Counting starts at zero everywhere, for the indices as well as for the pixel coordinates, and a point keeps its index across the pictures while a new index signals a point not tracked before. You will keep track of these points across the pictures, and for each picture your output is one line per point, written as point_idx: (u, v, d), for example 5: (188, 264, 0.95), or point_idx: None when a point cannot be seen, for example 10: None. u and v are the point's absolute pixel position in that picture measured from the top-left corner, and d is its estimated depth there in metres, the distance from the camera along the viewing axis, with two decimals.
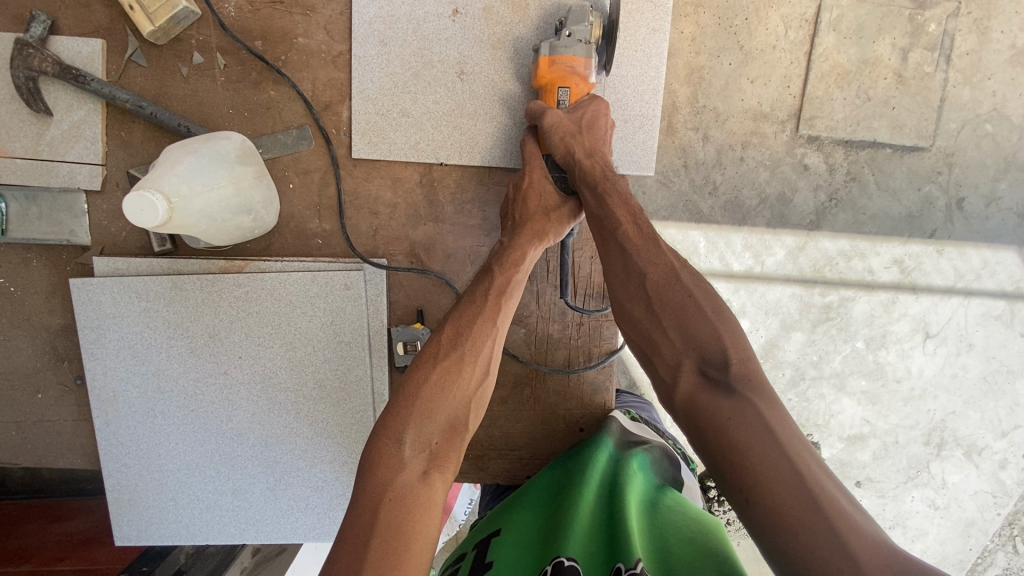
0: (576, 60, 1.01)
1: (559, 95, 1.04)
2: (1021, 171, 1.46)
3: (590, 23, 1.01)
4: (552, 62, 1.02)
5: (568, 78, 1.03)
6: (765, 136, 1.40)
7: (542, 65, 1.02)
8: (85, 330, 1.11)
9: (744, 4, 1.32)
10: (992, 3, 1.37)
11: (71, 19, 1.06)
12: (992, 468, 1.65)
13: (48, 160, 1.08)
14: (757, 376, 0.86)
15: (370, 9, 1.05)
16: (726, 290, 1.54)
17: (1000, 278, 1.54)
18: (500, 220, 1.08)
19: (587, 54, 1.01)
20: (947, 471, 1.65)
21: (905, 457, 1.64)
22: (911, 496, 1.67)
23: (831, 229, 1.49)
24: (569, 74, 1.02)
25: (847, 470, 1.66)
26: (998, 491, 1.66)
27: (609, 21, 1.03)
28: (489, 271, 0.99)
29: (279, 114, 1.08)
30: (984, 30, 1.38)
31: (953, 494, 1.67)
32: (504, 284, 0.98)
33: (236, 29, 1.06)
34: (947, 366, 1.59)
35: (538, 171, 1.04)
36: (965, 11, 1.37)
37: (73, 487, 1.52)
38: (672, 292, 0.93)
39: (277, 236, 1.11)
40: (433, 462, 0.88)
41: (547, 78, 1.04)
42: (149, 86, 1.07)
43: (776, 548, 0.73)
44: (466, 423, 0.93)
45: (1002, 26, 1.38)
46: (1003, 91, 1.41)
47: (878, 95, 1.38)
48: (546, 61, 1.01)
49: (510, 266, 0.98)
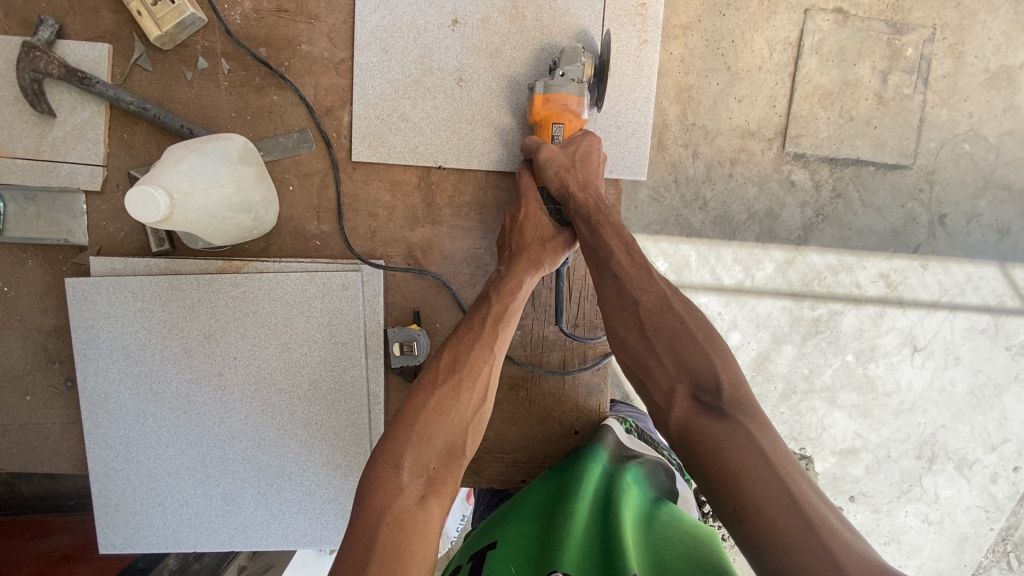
0: (568, 98, 1.04)
1: (553, 131, 1.06)
2: (999, 189, 1.52)
3: (581, 62, 1.05)
4: (545, 100, 1.05)
5: (561, 115, 1.05)
6: (753, 152, 1.45)
7: (536, 102, 1.05)
8: (78, 330, 1.10)
9: (730, 28, 1.38)
10: (966, 29, 1.43)
11: (79, 24, 1.08)
12: (983, 483, 1.66)
13: (49, 161, 1.09)
14: (749, 401, 0.87)
15: (372, 18, 1.09)
16: (717, 303, 1.55)
17: (983, 293, 1.58)
18: (498, 248, 1.09)
19: (580, 92, 1.05)
20: (939, 486, 1.66)
21: (898, 471, 1.65)
22: (905, 511, 1.68)
23: (819, 243, 1.53)
24: (563, 111, 1.05)
25: (841, 485, 1.66)
26: (990, 506, 1.67)
27: (601, 60, 1.07)
28: (487, 298, 1.01)
29: (281, 118, 1.10)
30: (959, 54, 1.44)
31: (946, 509, 1.67)
32: (502, 311, 1.00)
33: (241, 36, 1.09)
34: (936, 380, 1.61)
35: (534, 203, 1.07)
36: (940, 36, 1.43)
37: (53, 502, 1.49)
38: (664, 318, 0.94)
39: (276, 237, 1.12)
40: (431, 487, 0.89)
41: (542, 114, 1.06)
42: (153, 90, 1.09)
43: (770, 567, 0.73)
44: (464, 448, 0.95)
45: (976, 51, 1.44)
46: (979, 113, 1.47)
47: (861, 114, 1.44)
48: (540, 98, 1.05)
49: (507, 295, 1.00)
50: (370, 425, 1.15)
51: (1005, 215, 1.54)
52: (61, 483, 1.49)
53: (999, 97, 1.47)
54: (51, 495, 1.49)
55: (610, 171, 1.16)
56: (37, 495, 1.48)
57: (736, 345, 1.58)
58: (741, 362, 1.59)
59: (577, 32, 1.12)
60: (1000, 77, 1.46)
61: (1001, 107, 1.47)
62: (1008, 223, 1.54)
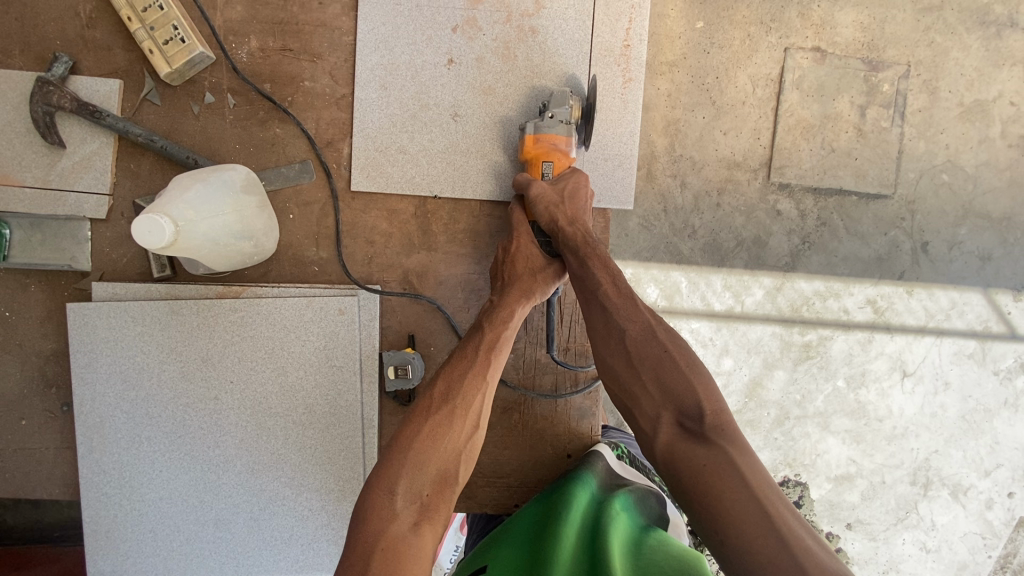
0: (557, 138, 1.10)
1: (543, 168, 1.11)
2: (978, 218, 1.58)
3: (569, 105, 1.10)
4: (535, 140, 1.10)
5: (550, 154, 1.10)
6: (739, 183, 1.51)
7: (527, 142, 1.10)
8: (77, 355, 1.12)
9: (715, 65, 1.45)
10: (938, 66, 1.51)
11: (92, 61, 1.14)
12: (979, 508, 1.67)
13: (56, 190, 1.13)
14: (731, 426, 0.91)
15: (373, 57, 1.15)
16: (709, 329, 1.58)
17: (968, 318, 1.62)
18: (490, 279, 1.13)
19: (568, 133, 1.10)
20: (935, 512, 1.66)
21: (894, 497, 1.66)
22: (903, 538, 1.67)
23: (806, 270, 1.57)
24: (552, 150, 1.10)
25: (838, 512, 1.66)
26: (986, 532, 1.67)
27: (588, 102, 1.13)
28: (479, 328, 1.04)
29: (284, 150, 1.15)
30: (933, 90, 1.51)
31: (943, 537, 1.67)
32: (494, 340, 1.03)
33: (247, 72, 1.14)
34: (926, 405, 1.64)
35: (525, 235, 1.10)
36: (915, 73, 1.50)
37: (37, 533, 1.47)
38: (648, 347, 0.98)
39: (275, 263, 1.15)
40: (424, 514, 0.91)
41: (532, 153, 1.12)
42: (160, 123, 1.14)
43: None
44: (456, 475, 0.96)
45: (949, 86, 1.52)
46: (955, 145, 1.54)
47: (841, 147, 1.51)
48: (531, 138, 1.10)
49: (499, 324, 1.03)
50: (364, 448, 1.16)
51: (985, 242, 1.59)
52: (46, 512, 1.47)
53: (974, 130, 1.54)
54: (36, 524, 1.47)
55: (599, 200, 1.21)
56: (21, 525, 1.47)
57: (728, 371, 1.60)
58: (734, 387, 1.61)
59: (565, 77, 1.18)
60: (973, 111, 1.53)
61: (976, 140, 1.54)
62: (988, 250, 1.60)
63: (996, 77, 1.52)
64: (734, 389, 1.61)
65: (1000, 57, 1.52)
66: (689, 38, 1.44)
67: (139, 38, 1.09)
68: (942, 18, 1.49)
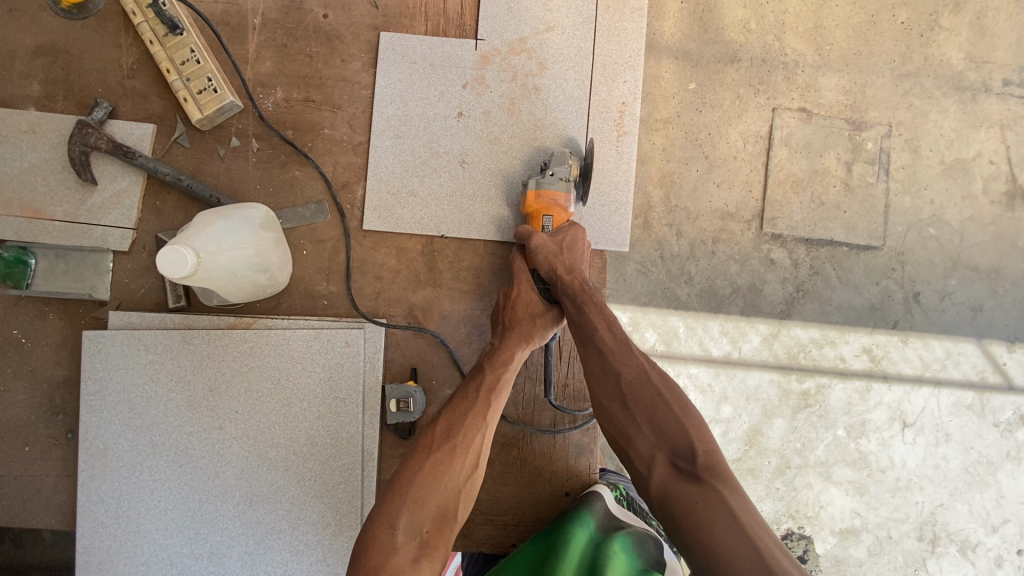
0: (557, 194, 1.17)
1: (543, 221, 1.18)
2: (966, 270, 1.61)
3: (569, 164, 1.18)
4: (537, 195, 1.17)
5: (550, 209, 1.17)
6: (733, 233, 1.57)
7: (528, 197, 1.17)
8: (88, 381, 1.15)
9: (706, 123, 1.53)
10: (918, 127, 1.58)
11: (129, 107, 1.23)
12: (989, 566, 1.63)
13: (83, 223, 1.19)
14: (721, 466, 0.93)
15: (389, 109, 1.25)
16: (707, 374, 1.60)
17: (965, 368, 1.63)
18: (492, 323, 1.17)
19: (567, 190, 1.17)
20: (944, 570, 1.62)
21: (901, 553, 1.62)
22: None
23: (801, 318, 1.60)
24: (552, 206, 1.17)
25: (845, 568, 1.62)
26: None
27: (586, 162, 1.21)
28: (481, 369, 1.07)
29: (301, 191, 1.23)
30: (915, 149, 1.58)
31: None
32: (494, 381, 1.05)
33: (272, 120, 1.24)
34: (928, 456, 1.62)
35: (525, 282, 1.15)
36: (897, 133, 1.57)
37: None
38: (643, 390, 1.01)
39: (286, 296, 1.20)
40: (423, 550, 0.92)
41: (533, 208, 1.18)
42: (188, 164, 1.22)
43: None
44: (456, 514, 0.97)
45: (930, 146, 1.58)
46: (939, 201, 1.59)
47: (830, 200, 1.56)
48: (532, 194, 1.17)
49: (499, 365, 1.06)
50: (363, 482, 1.16)
51: (976, 294, 1.62)
52: (27, 554, 1.49)
53: (956, 186, 1.59)
54: (15, 564, 1.48)
55: (595, 243, 1.27)
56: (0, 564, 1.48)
57: (728, 418, 1.60)
58: (734, 435, 1.60)
59: (565, 138, 1.27)
60: (954, 169, 1.59)
61: (958, 196, 1.59)
62: (979, 301, 1.62)
63: (974, 137, 1.58)
64: (733, 437, 1.60)
65: (977, 119, 1.58)
66: (682, 98, 1.54)
67: (175, 88, 1.19)
68: (919, 83, 1.57)
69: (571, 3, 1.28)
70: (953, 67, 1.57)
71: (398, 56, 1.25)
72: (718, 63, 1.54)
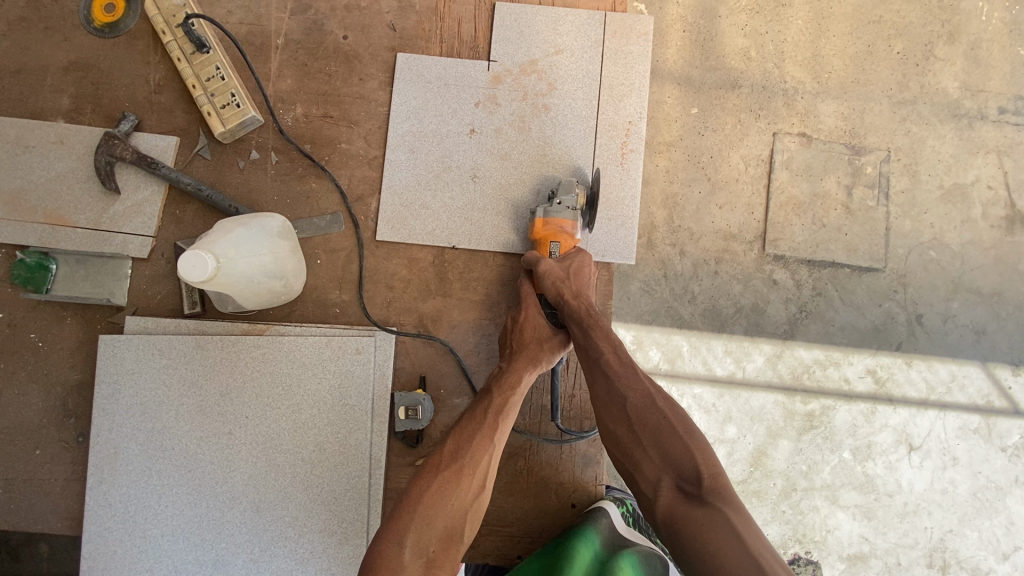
0: (565, 222, 1.20)
1: (550, 248, 1.20)
2: (969, 293, 1.62)
3: (576, 193, 1.21)
4: (545, 222, 1.20)
5: (558, 235, 1.20)
6: (736, 253, 1.58)
7: (537, 224, 1.20)
8: (102, 385, 1.17)
9: (708, 146, 1.58)
10: (916, 152, 1.62)
11: (154, 121, 1.28)
12: None
13: (104, 230, 1.23)
14: (726, 488, 0.93)
15: (404, 126, 1.29)
16: (711, 394, 1.59)
17: (970, 391, 1.62)
18: (499, 347, 1.19)
19: (574, 217, 1.20)
20: None
21: None
22: None
23: (805, 338, 1.59)
24: (559, 232, 1.19)
25: None
26: None
27: (592, 190, 1.23)
28: (489, 392, 1.08)
29: (317, 202, 1.27)
30: (914, 173, 1.62)
31: None
32: (502, 404, 1.07)
33: (291, 134, 1.29)
34: (936, 481, 1.59)
35: (533, 307, 1.18)
36: (895, 157, 1.61)
37: None
38: (649, 414, 1.01)
39: (299, 304, 1.23)
40: (430, 569, 0.91)
41: (541, 234, 1.21)
42: (208, 175, 1.27)
43: None
44: (462, 533, 0.96)
45: (928, 171, 1.62)
46: (939, 224, 1.61)
47: (831, 222, 1.59)
48: (541, 221, 1.20)
49: (507, 389, 1.08)
50: (370, 489, 1.16)
51: (978, 317, 1.62)
52: (23, 568, 1.48)
53: (956, 210, 1.62)
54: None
55: (602, 255, 1.31)
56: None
57: (732, 439, 1.58)
58: (740, 456, 1.58)
59: (572, 167, 1.30)
60: (954, 193, 1.62)
61: (959, 220, 1.62)
62: (982, 324, 1.62)
63: (971, 163, 1.62)
64: (738, 458, 1.58)
65: (974, 146, 1.63)
66: (684, 121, 1.58)
67: (200, 103, 1.24)
68: (916, 110, 1.62)
69: (580, 28, 1.34)
70: (949, 95, 1.63)
71: (413, 76, 1.30)
72: (719, 89, 1.59)
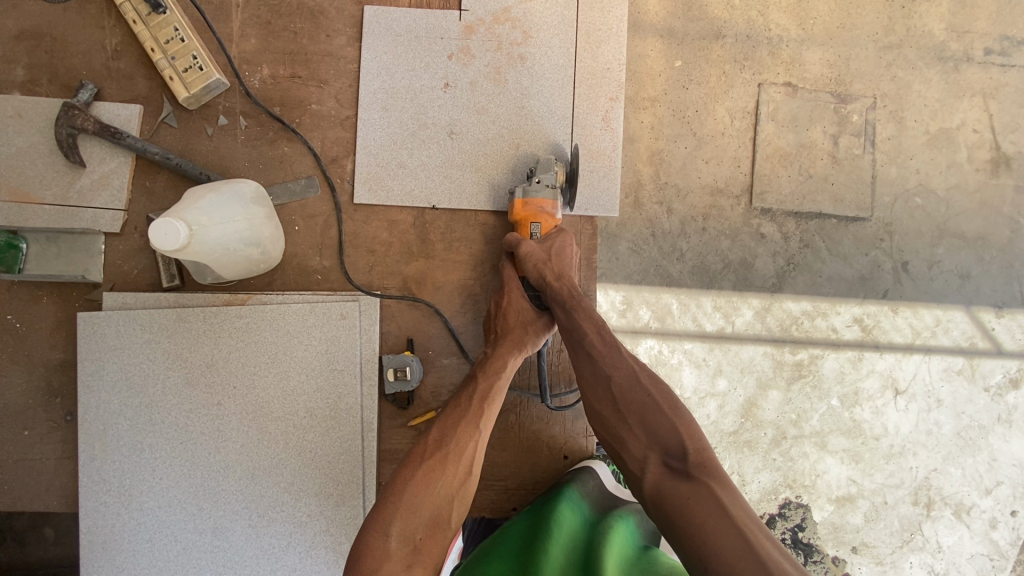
0: (544, 202, 1.17)
1: (531, 229, 1.18)
2: (954, 238, 1.62)
3: (555, 171, 1.18)
4: (524, 204, 1.17)
5: (538, 216, 1.18)
6: (722, 208, 1.57)
7: (516, 205, 1.17)
8: (84, 363, 1.15)
9: (693, 100, 1.54)
10: (902, 98, 1.59)
11: (114, 89, 1.23)
12: (983, 528, 1.63)
13: (73, 206, 1.19)
14: (712, 464, 0.94)
15: (375, 83, 1.25)
16: (701, 350, 1.60)
17: (954, 335, 1.64)
18: (484, 331, 1.18)
19: (554, 197, 1.18)
20: (940, 533, 1.62)
21: (897, 518, 1.62)
22: (910, 562, 1.62)
23: (793, 291, 1.60)
24: (540, 213, 1.17)
25: (842, 535, 1.62)
26: (993, 553, 1.63)
27: (570, 167, 1.21)
28: (474, 378, 1.08)
29: (291, 167, 1.23)
30: (900, 120, 1.59)
31: (950, 558, 1.62)
32: (487, 389, 1.07)
33: (258, 97, 1.24)
34: (921, 423, 1.63)
35: (515, 290, 1.16)
36: (881, 104, 1.59)
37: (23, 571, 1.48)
38: (634, 392, 1.02)
39: (280, 273, 1.22)
40: (417, 557, 0.92)
41: (521, 215, 1.19)
42: (176, 143, 1.23)
43: None
44: (450, 520, 0.97)
45: (914, 116, 1.60)
46: (925, 170, 1.60)
47: (818, 173, 1.57)
48: (519, 202, 1.17)
49: (491, 374, 1.08)
50: (364, 453, 1.17)
51: (963, 261, 1.63)
52: (31, 552, 1.49)
53: (941, 155, 1.60)
54: (18, 563, 1.48)
55: (586, 209, 1.29)
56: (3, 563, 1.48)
57: (723, 392, 1.60)
58: (731, 408, 1.59)
59: (550, 144, 1.27)
60: (939, 138, 1.60)
61: (944, 164, 1.61)
62: (967, 268, 1.63)
63: (958, 106, 1.60)
64: (729, 410, 1.60)
65: (960, 89, 1.60)
66: (668, 75, 1.54)
67: (160, 67, 1.19)
68: (902, 55, 1.59)
69: None
70: (935, 38, 1.59)
71: (383, 30, 1.26)
72: (703, 40, 1.54)
